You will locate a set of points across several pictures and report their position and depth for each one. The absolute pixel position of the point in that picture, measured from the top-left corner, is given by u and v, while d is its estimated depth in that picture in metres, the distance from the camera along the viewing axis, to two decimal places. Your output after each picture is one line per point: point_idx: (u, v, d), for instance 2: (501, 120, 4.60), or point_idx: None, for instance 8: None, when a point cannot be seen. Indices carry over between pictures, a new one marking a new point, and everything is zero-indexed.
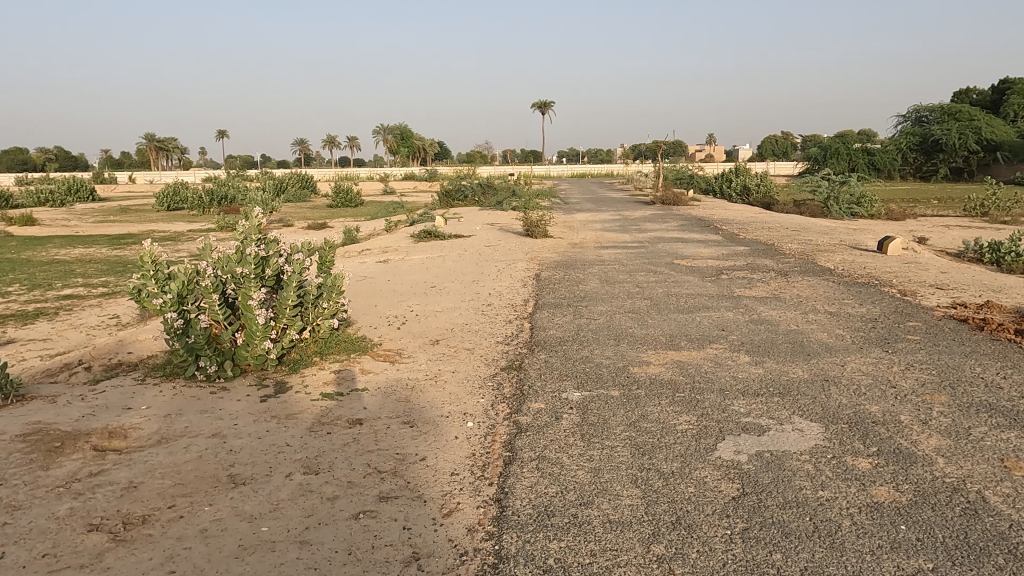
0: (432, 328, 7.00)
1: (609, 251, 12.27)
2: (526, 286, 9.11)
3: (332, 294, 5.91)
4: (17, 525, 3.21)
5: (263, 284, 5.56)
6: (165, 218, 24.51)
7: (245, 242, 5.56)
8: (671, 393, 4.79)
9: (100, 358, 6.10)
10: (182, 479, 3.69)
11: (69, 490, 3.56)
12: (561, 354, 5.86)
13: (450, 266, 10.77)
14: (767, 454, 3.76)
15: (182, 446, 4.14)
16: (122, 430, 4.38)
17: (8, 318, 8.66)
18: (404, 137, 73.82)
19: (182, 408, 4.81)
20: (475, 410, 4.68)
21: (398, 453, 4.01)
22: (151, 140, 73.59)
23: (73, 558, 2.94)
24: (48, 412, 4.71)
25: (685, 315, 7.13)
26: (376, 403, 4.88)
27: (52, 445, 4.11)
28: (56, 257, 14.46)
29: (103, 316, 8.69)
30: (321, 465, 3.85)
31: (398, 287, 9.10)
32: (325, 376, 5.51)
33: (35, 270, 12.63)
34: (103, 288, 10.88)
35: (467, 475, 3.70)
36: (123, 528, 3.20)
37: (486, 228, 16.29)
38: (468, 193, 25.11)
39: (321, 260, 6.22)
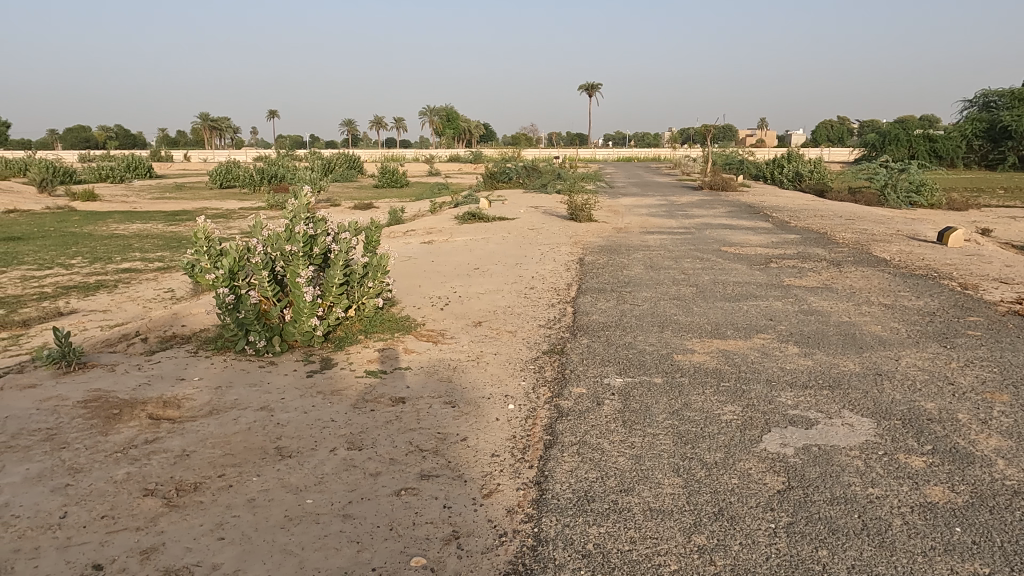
0: (475, 310, 7.03)
1: (655, 237, 12.12)
2: (569, 270, 9.05)
3: (378, 274, 5.99)
4: (78, 486, 3.37)
5: (311, 262, 5.67)
6: (217, 195, 25.16)
7: (294, 221, 5.68)
8: (716, 382, 4.71)
9: (156, 330, 6.33)
10: (232, 450, 3.80)
11: (126, 455, 3.71)
12: (604, 340, 5.81)
13: (493, 249, 10.78)
14: (815, 448, 3.66)
15: (232, 418, 4.27)
16: (176, 401, 4.55)
17: (69, 289, 9.04)
18: (450, 118, 74.22)
19: (232, 381, 4.96)
20: (516, 393, 4.69)
21: (440, 433, 4.05)
22: (205, 119, 75.98)
23: (130, 520, 3.07)
24: (107, 380, 4.91)
25: (731, 304, 6.98)
26: (419, 382, 4.94)
27: (110, 412, 4.29)
28: (116, 232, 15.00)
29: (158, 290, 9.01)
30: (364, 441, 3.92)
31: (442, 268, 9.15)
32: (369, 354, 5.59)
33: (96, 244, 13.15)
34: (159, 263, 11.24)
35: (508, 457, 3.71)
36: (174, 493, 3.32)
37: (530, 211, 16.25)
38: (512, 175, 25.06)
39: (368, 240, 6.28)
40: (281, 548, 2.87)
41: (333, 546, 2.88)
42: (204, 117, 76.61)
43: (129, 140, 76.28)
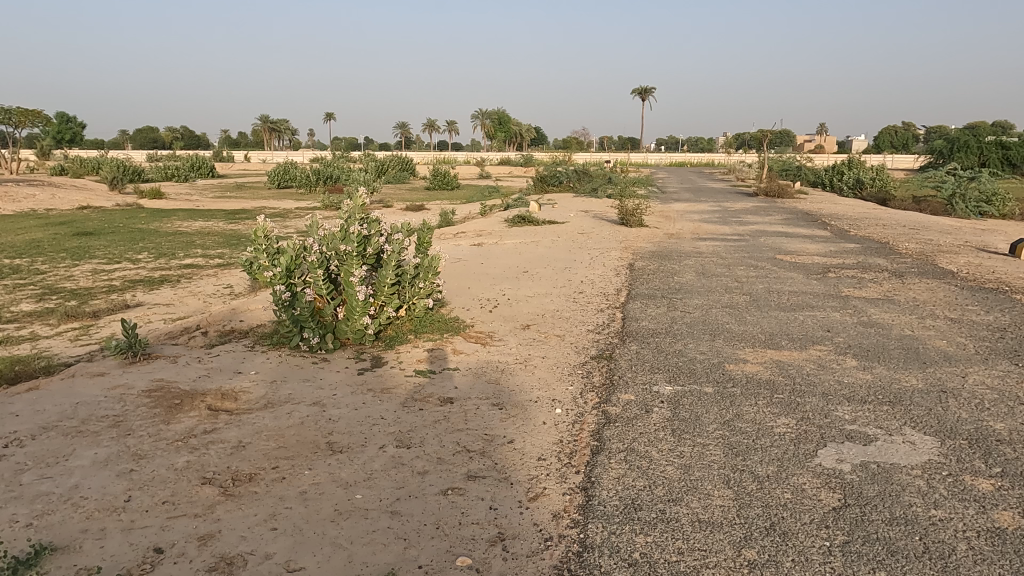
0: (523, 313, 7.04)
1: (707, 243, 11.91)
2: (619, 275, 8.98)
3: (428, 275, 6.07)
4: (142, 472, 3.51)
5: (365, 261, 5.78)
6: (275, 195, 25.90)
7: (349, 221, 5.81)
8: (769, 393, 4.59)
9: (216, 324, 6.56)
10: (285, 443, 3.91)
11: (186, 444, 3.86)
12: (654, 347, 5.74)
13: (542, 252, 10.78)
14: (874, 465, 3.53)
15: (286, 412, 4.39)
16: (234, 393, 4.70)
17: (136, 283, 9.45)
18: (502, 121, 74.57)
19: (287, 376, 5.10)
20: (564, 397, 4.68)
21: (487, 434, 4.07)
22: (265, 121, 78.38)
23: (189, 507, 3.19)
24: (170, 371, 5.11)
25: (786, 313, 6.80)
26: (467, 383, 4.97)
27: (172, 402, 4.46)
28: (180, 229, 15.62)
29: (218, 286, 9.34)
30: (412, 439, 3.97)
31: (491, 271, 9.21)
32: (418, 354, 5.67)
33: (161, 240, 13.71)
34: (219, 259, 11.65)
35: (554, 461, 3.71)
36: (230, 483, 3.43)
37: (580, 215, 16.18)
38: (563, 179, 25.00)
39: (419, 241, 6.38)
40: (330, 541, 2.93)
41: (381, 541, 2.93)
42: (264, 118, 79.04)
43: (194, 141, 79.30)
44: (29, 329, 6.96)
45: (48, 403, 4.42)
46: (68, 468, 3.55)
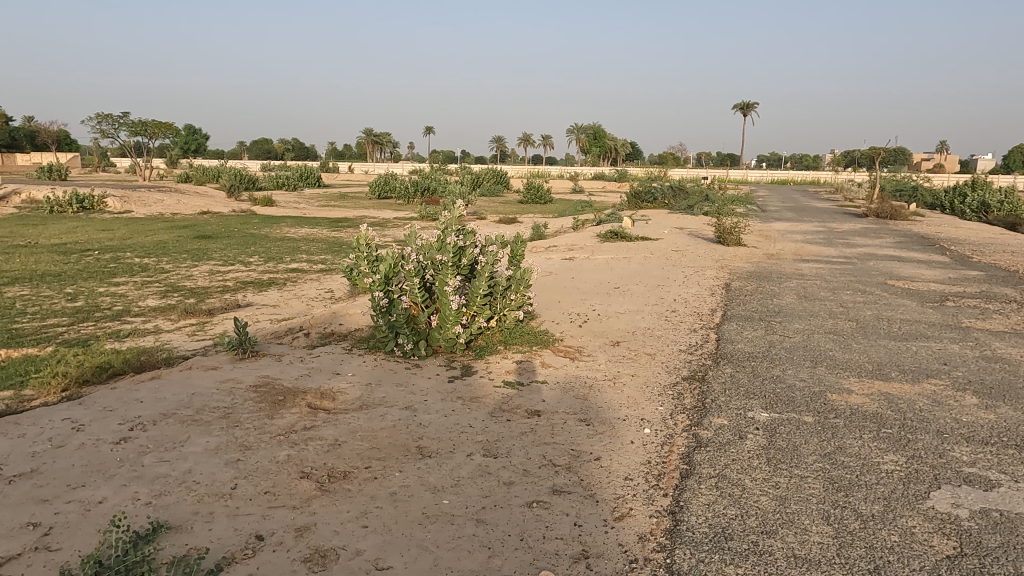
0: (614, 329, 6.97)
1: (810, 265, 11.37)
2: (714, 295, 8.72)
3: (520, 287, 6.14)
4: (247, 462, 3.74)
5: (459, 271, 5.92)
6: (375, 205, 26.95)
7: (446, 232, 5.97)
8: (876, 427, 4.31)
9: (317, 326, 6.90)
10: (378, 444, 4.05)
11: (287, 439, 4.07)
12: (750, 371, 5.53)
13: (634, 268, 10.65)
14: (995, 514, 3.24)
15: (379, 413, 4.55)
16: (332, 393, 4.93)
17: (247, 285, 10.09)
18: (597, 136, 74.35)
19: (381, 379, 5.29)
20: (653, 417, 4.58)
21: (574, 449, 4.05)
22: (368, 135, 81.98)
23: (287, 499, 3.36)
24: (275, 368, 5.42)
25: (897, 343, 6.37)
26: (555, 397, 4.97)
27: (276, 398, 4.73)
28: (288, 235, 16.56)
29: (320, 290, 9.83)
30: (499, 449, 4.02)
31: (582, 286, 9.18)
32: (507, 365, 5.73)
33: (270, 245, 14.58)
34: (322, 265, 12.25)
35: (642, 482, 3.63)
36: (326, 479, 3.59)
37: (674, 232, 15.85)
38: (657, 195, 24.59)
39: (513, 253, 6.46)
40: (417, 543, 3.00)
41: (466, 548, 2.97)
42: (367, 131, 82.53)
43: (303, 152, 84.05)
44: (153, 322, 7.58)
45: (167, 392, 4.79)
46: (183, 454, 3.83)
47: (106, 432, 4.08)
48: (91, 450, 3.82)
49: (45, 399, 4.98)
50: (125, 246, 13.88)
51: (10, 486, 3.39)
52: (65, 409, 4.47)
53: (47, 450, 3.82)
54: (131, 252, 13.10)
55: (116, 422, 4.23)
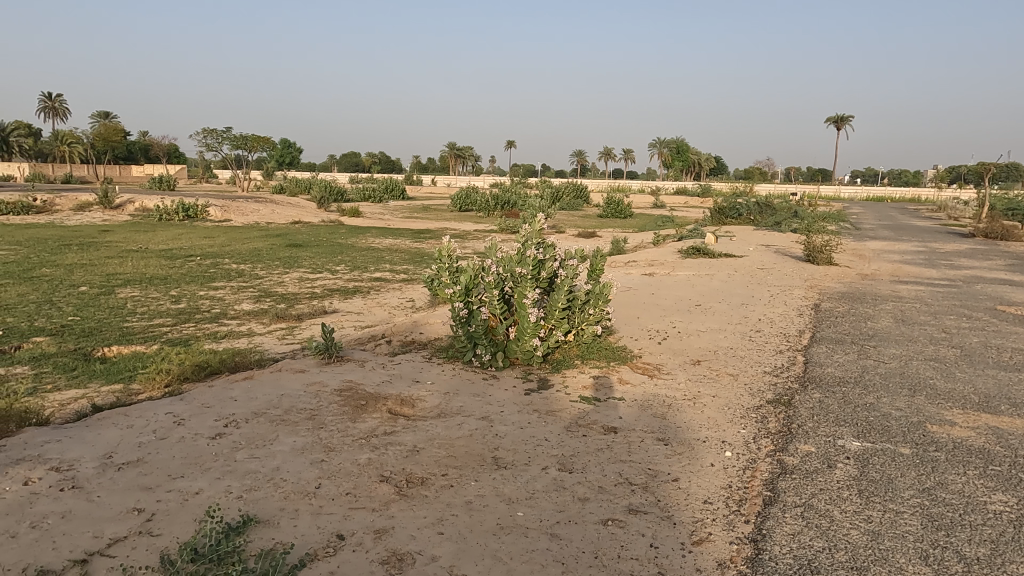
0: (694, 347, 6.80)
1: (909, 287, 10.70)
2: (802, 315, 8.36)
3: (599, 302, 6.09)
4: (331, 463, 3.89)
5: (538, 285, 5.95)
6: (456, 218, 27.43)
7: (525, 245, 6.02)
8: (982, 464, 3.99)
9: (399, 334, 7.10)
10: (455, 452, 4.11)
11: (368, 442, 4.20)
12: (840, 397, 5.25)
13: (717, 286, 10.37)
14: None
15: (456, 422, 4.62)
16: (412, 400, 5.05)
17: (333, 292, 10.50)
18: (680, 151, 72.99)
19: (459, 389, 5.37)
20: (734, 440, 4.43)
21: (651, 468, 3.98)
22: (451, 148, 83.76)
23: (367, 501, 3.46)
24: (359, 373, 5.61)
25: (1008, 374, 5.89)
26: (632, 414, 4.90)
27: (359, 402, 4.89)
28: (373, 246, 17.14)
29: (402, 299, 10.10)
30: (574, 464, 3.99)
31: (662, 302, 9.02)
32: (584, 380, 5.69)
33: (356, 255, 15.13)
34: (404, 275, 12.58)
35: (722, 507, 3.52)
36: (404, 484, 3.67)
37: (760, 250, 15.31)
38: (743, 211, 23.84)
39: (592, 268, 6.43)
40: (491, 553, 3.02)
41: (539, 561, 2.97)
42: (450, 145, 84.38)
43: (390, 166, 86.97)
44: (247, 326, 8.01)
45: (258, 392, 5.05)
46: (272, 451, 4.01)
47: (203, 427, 4.34)
48: (190, 443, 4.08)
49: (150, 394, 5.36)
50: (225, 252, 14.77)
51: (119, 473, 3.66)
52: (168, 404, 4.79)
53: (151, 441, 4.10)
54: (230, 258, 13.92)
55: (212, 418, 4.49)
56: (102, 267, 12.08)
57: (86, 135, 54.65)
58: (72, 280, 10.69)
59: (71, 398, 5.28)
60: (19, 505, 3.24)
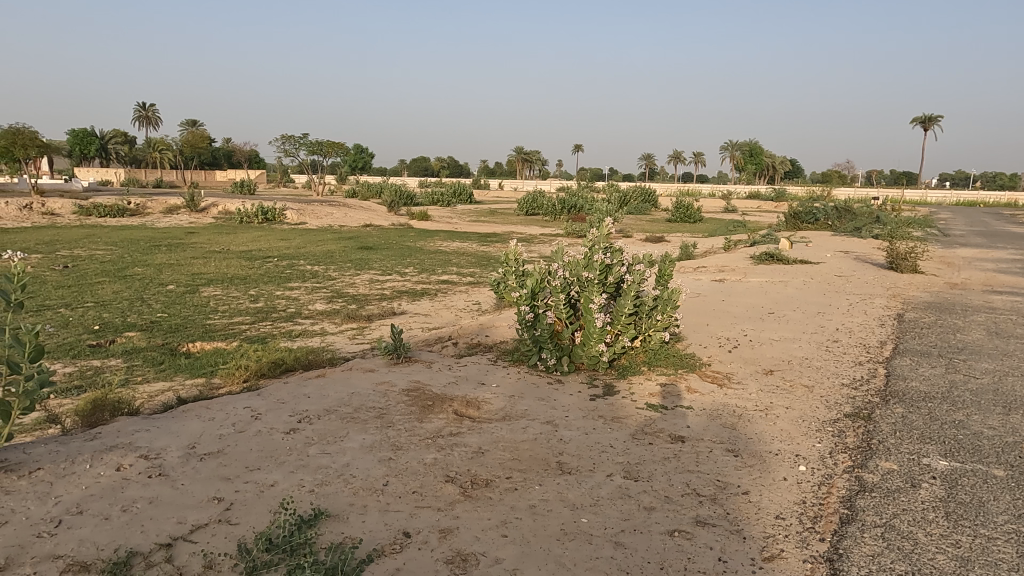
0: (766, 357, 6.57)
1: (1005, 298, 10.01)
2: (884, 326, 7.96)
3: (667, 308, 5.98)
4: (398, 461, 3.97)
5: (605, 289, 5.90)
6: (523, 221, 27.58)
7: (593, 249, 5.99)
8: None
9: (465, 336, 7.18)
10: (520, 456, 4.12)
11: (434, 442, 4.27)
12: (926, 413, 4.96)
13: (791, 293, 10.01)
14: None
15: (521, 426, 4.63)
16: (478, 403, 5.10)
17: (401, 294, 10.73)
18: (753, 154, 70.88)
19: (524, 392, 5.37)
20: (810, 454, 4.26)
21: (720, 480, 3.87)
22: (519, 152, 84.22)
23: (433, 500, 3.51)
24: (426, 374, 5.71)
25: None
26: (700, 424, 4.78)
27: (426, 403, 4.98)
28: (441, 248, 17.42)
29: (468, 301, 10.22)
30: (640, 473, 3.93)
31: (733, 309, 8.78)
32: (651, 387, 5.59)
33: (425, 258, 15.42)
34: (471, 278, 12.72)
35: (795, 523, 3.39)
36: (469, 485, 3.71)
37: (839, 256, 14.68)
38: (820, 216, 22.91)
39: (661, 272, 6.32)
40: (555, 558, 3.01)
41: (603, 570, 2.93)
42: (518, 150, 84.83)
43: (458, 170, 88.27)
44: (320, 325, 8.29)
45: (330, 390, 5.21)
46: (342, 448, 4.13)
47: (279, 422, 4.51)
48: (266, 437, 4.25)
49: (229, 388, 5.62)
50: (300, 254, 15.32)
51: (201, 463, 3.85)
52: (246, 398, 5.01)
53: (230, 434, 4.30)
54: (305, 260, 14.44)
55: (287, 414, 4.67)
56: (188, 266, 12.77)
57: (175, 142, 57.87)
58: (161, 278, 11.35)
59: (159, 390, 5.59)
60: (112, 490, 3.45)
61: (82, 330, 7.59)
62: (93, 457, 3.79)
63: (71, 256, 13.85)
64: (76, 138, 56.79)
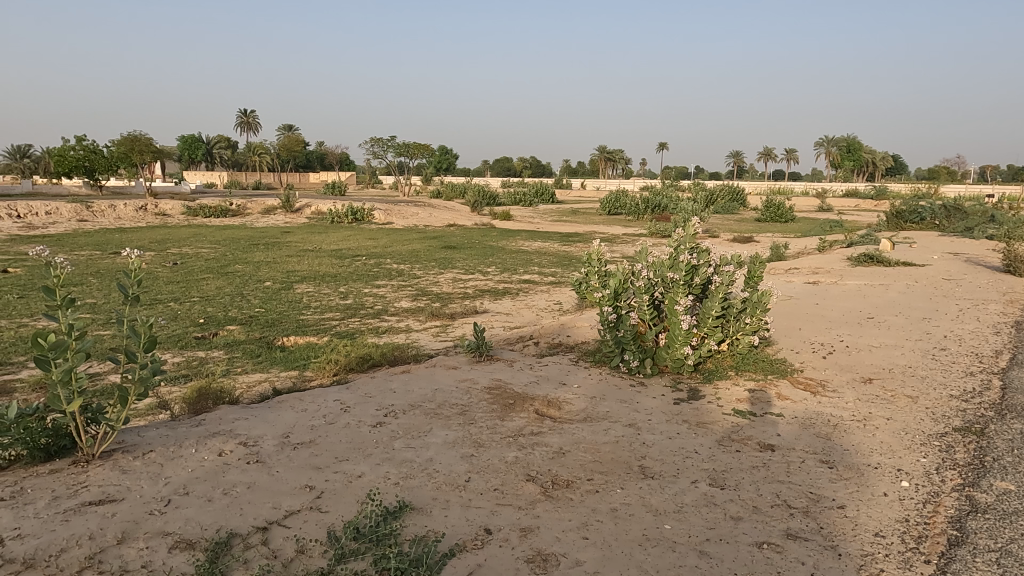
0: (865, 364, 6.21)
1: None
2: (999, 333, 7.35)
3: (756, 311, 5.76)
4: (480, 458, 4.01)
5: (691, 291, 5.75)
6: (605, 221, 27.34)
7: (678, 249, 5.84)
8: None
9: (546, 336, 7.18)
10: (601, 458, 4.08)
11: (515, 441, 4.29)
12: None
13: (893, 297, 9.42)
14: None
15: (603, 428, 4.58)
16: (559, 403, 5.08)
17: (483, 293, 10.85)
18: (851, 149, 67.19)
19: (605, 394, 5.31)
20: (914, 469, 3.99)
21: (813, 492, 3.69)
22: (602, 152, 83.51)
23: (514, 499, 3.53)
24: (507, 373, 5.75)
25: None
26: (792, 433, 4.57)
27: (507, 401, 5.01)
28: (523, 248, 17.52)
29: (549, 301, 10.22)
30: (727, 481, 3.80)
31: (828, 313, 8.35)
32: (739, 393, 5.39)
33: (507, 257, 15.54)
34: (552, 278, 12.69)
35: (897, 542, 3.18)
36: (550, 485, 3.71)
37: (947, 258, 13.67)
38: (926, 215, 21.42)
39: (750, 274, 6.10)
40: (637, 564, 2.96)
41: None
42: (601, 149, 84.06)
43: (541, 170, 88.40)
44: (405, 322, 8.51)
45: (414, 385, 5.34)
46: (426, 443, 4.23)
47: (366, 416, 4.67)
48: (354, 430, 4.40)
49: (321, 381, 5.87)
50: (386, 253, 15.81)
51: (294, 451, 4.04)
52: (336, 391, 5.21)
53: (321, 425, 4.48)
54: (391, 258, 14.88)
55: (374, 408, 4.82)
56: (284, 264, 13.44)
57: (273, 146, 60.98)
58: (259, 275, 11.99)
59: (256, 381, 5.91)
60: (215, 473, 3.68)
61: (189, 323, 8.13)
62: (198, 442, 4.05)
63: (180, 254, 14.87)
64: (185, 144, 61.00)
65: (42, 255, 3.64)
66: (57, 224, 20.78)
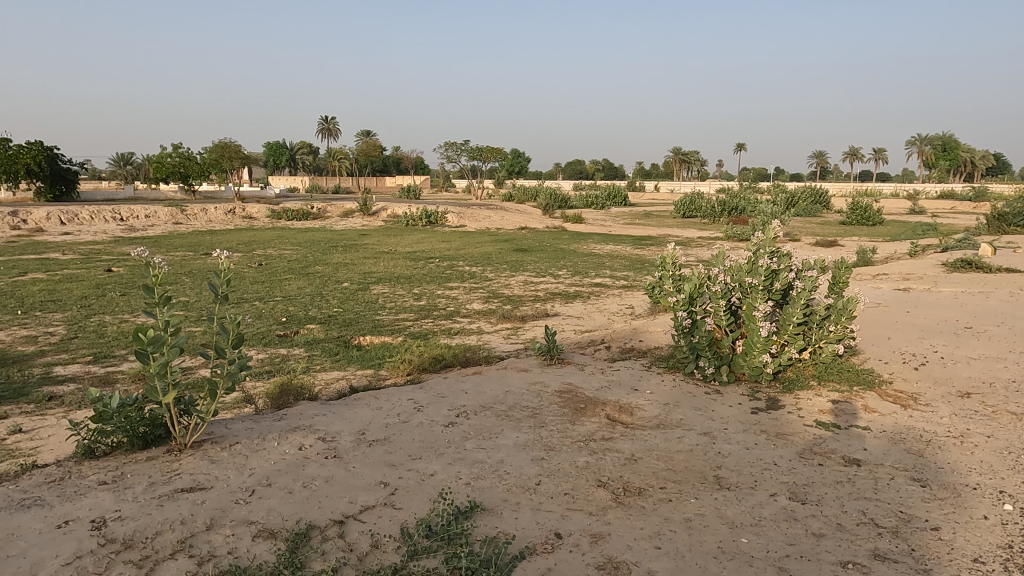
0: (962, 377, 5.81)
1: None
2: None
3: (841, 318, 5.50)
4: (551, 462, 4.01)
5: (770, 296, 5.53)
6: (680, 224, 26.75)
7: (757, 253, 5.64)
8: None
9: (618, 340, 7.10)
10: (674, 466, 3.99)
11: (586, 445, 4.26)
12: None
13: (994, 306, 8.77)
14: None
15: (676, 435, 4.48)
16: (631, 408, 5.00)
17: (555, 296, 10.84)
18: (948, 147, 63.14)
19: (679, 401, 5.19)
20: (1018, 492, 3.70)
21: (904, 512, 3.48)
22: (677, 154, 81.88)
23: (585, 504, 3.50)
24: (578, 377, 5.71)
25: None
26: (880, 447, 4.33)
27: (579, 405, 4.98)
28: (595, 251, 17.40)
29: (622, 305, 10.09)
30: (808, 495, 3.64)
31: (921, 321, 7.88)
32: (821, 404, 5.15)
33: (578, 260, 15.47)
34: (624, 281, 12.54)
35: (998, 569, 2.95)
36: (621, 492, 3.65)
37: None
38: None
39: (835, 279, 5.84)
40: None
41: None
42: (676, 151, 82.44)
43: (614, 173, 87.53)
44: (477, 324, 8.61)
45: (486, 387, 5.38)
46: (497, 444, 4.26)
47: (438, 415, 4.74)
48: (427, 429, 4.48)
49: (396, 379, 6.01)
50: (459, 255, 16.06)
51: (370, 448, 4.15)
52: (410, 390, 5.32)
53: (395, 423, 4.59)
54: (464, 261, 15.10)
55: (447, 408, 4.89)
56: (362, 265, 13.87)
57: (352, 152, 63.09)
58: (338, 276, 12.43)
59: (334, 378, 6.12)
60: (295, 466, 3.83)
61: (272, 321, 8.50)
62: (281, 436, 4.22)
63: (266, 255, 15.62)
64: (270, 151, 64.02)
65: (142, 255, 3.86)
66: (155, 226, 22.22)
